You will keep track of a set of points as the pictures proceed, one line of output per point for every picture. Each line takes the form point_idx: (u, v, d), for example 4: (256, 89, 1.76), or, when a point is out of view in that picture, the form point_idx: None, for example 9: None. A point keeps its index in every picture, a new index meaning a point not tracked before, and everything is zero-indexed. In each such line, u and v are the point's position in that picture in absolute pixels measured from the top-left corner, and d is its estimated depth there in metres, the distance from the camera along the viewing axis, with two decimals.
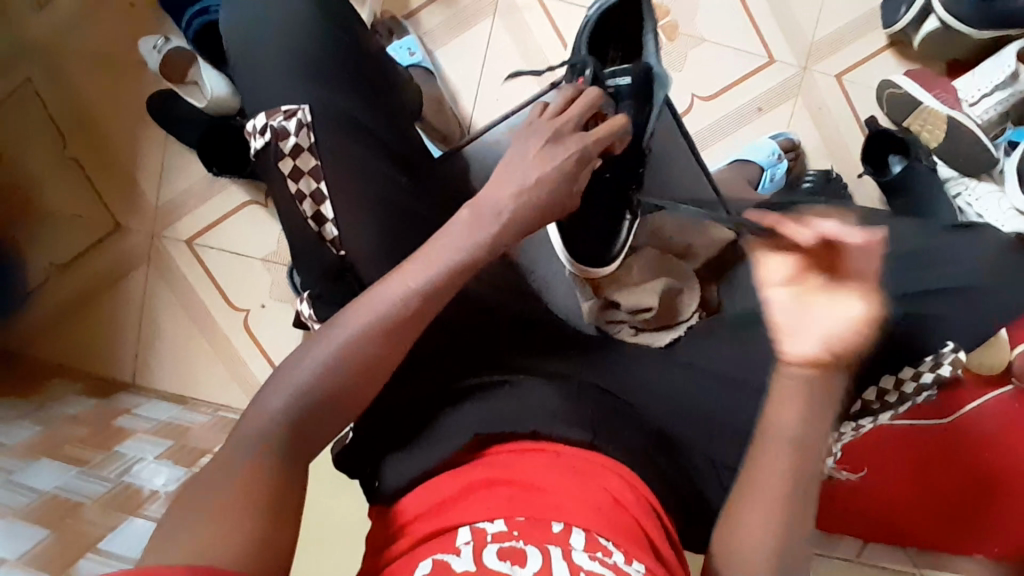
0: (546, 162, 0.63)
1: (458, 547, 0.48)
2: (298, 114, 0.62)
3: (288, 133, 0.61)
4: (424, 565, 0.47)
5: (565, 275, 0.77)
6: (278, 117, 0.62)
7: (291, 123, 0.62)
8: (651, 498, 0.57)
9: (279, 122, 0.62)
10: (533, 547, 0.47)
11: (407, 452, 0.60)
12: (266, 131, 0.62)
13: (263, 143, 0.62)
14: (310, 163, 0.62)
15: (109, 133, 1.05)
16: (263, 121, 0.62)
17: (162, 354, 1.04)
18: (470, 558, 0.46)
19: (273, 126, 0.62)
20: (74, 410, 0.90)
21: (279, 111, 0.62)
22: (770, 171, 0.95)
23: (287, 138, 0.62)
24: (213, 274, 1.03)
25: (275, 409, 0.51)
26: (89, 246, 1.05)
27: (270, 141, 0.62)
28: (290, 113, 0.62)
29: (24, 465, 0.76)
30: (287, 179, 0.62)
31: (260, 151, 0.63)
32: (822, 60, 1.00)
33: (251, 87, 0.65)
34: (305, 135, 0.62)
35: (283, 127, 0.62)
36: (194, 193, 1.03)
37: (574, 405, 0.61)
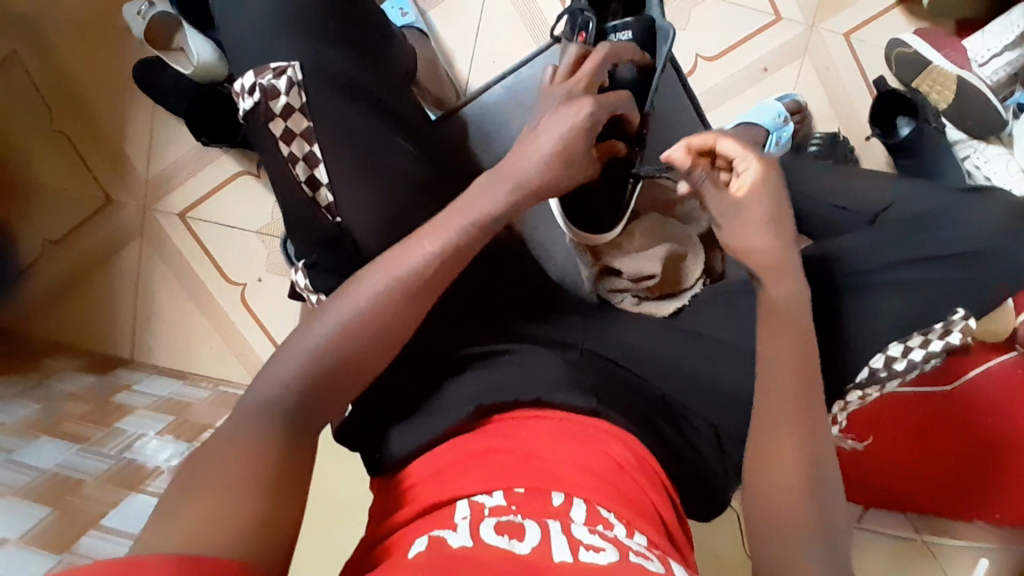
0: (554, 118, 0.61)
1: (455, 522, 0.46)
2: (288, 72, 0.59)
3: (279, 91, 0.59)
4: (420, 541, 0.45)
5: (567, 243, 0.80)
6: (267, 75, 0.59)
7: (281, 82, 0.59)
8: (658, 468, 0.57)
9: (269, 80, 0.59)
10: (532, 521, 0.45)
11: (414, 421, 0.59)
12: (256, 90, 0.59)
13: (251, 103, 0.59)
14: (302, 124, 0.60)
15: (95, 104, 1.02)
16: (252, 79, 0.59)
17: (159, 330, 1.03)
18: (467, 533, 0.44)
19: (262, 85, 0.59)
20: (72, 387, 0.89)
21: (269, 68, 0.59)
22: (775, 134, 0.91)
23: (278, 98, 0.59)
24: (207, 246, 1.01)
25: (285, 378, 0.51)
26: (81, 221, 1.03)
27: (260, 101, 0.59)
28: (280, 71, 0.59)
29: (23, 443, 0.76)
30: (279, 141, 0.60)
31: (248, 112, 0.59)
32: (829, 18, 0.97)
33: (237, 50, 0.62)
34: (296, 95, 0.59)
35: (273, 87, 0.59)
36: (185, 165, 1.01)
37: (578, 374, 0.60)
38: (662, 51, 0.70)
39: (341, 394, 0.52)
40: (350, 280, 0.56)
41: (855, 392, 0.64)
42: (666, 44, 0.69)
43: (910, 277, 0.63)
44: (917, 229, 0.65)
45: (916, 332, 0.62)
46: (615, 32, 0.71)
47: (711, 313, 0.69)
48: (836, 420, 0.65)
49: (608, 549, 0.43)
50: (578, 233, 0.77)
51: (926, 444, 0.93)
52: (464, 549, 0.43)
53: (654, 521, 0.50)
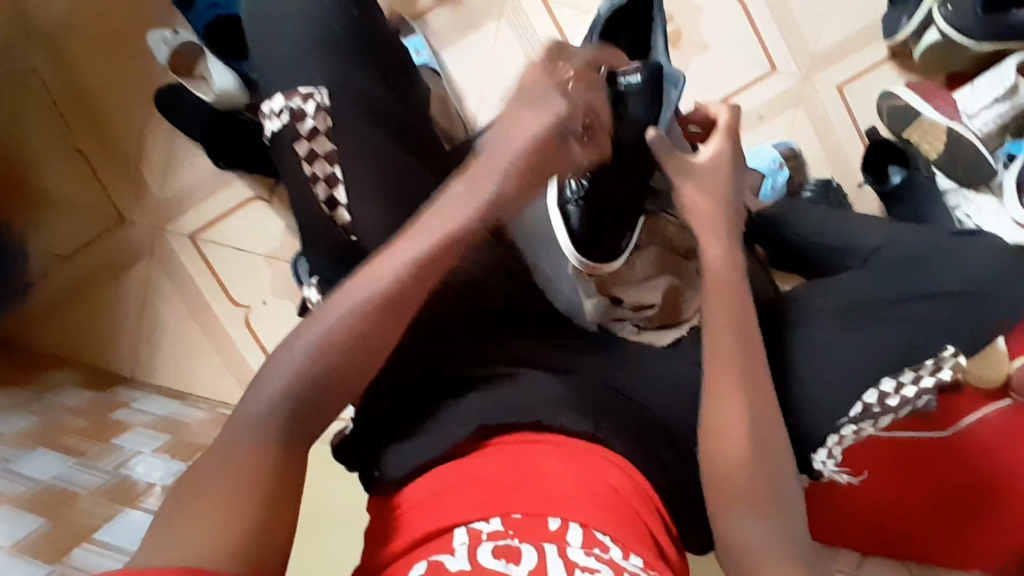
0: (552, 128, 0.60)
1: (454, 547, 0.47)
2: (315, 96, 0.63)
3: (307, 115, 0.63)
4: (420, 566, 0.47)
5: None
6: (295, 99, 0.63)
7: (308, 105, 0.63)
8: (654, 494, 0.57)
9: (297, 104, 0.63)
10: (528, 546, 0.47)
11: (415, 442, 0.60)
12: (285, 112, 0.63)
13: (280, 125, 0.63)
14: (326, 145, 0.63)
15: (114, 128, 1.05)
16: (281, 102, 0.63)
17: (161, 349, 1.03)
18: (465, 558, 0.46)
19: (291, 108, 0.63)
20: (72, 402, 0.89)
21: (297, 93, 0.63)
22: (771, 177, 0.95)
23: (304, 120, 0.63)
24: (214, 267, 1.03)
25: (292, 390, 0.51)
26: (92, 239, 1.05)
27: (288, 122, 0.63)
28: (307, 96, 0.63)
29: (20, 454, 0.76)
30: (302, 161, 0.63)
31: (277, 132, 0.64)
32: (824, 71, 1.02)
33: (265, 79, 0.66)
34: (322, 118, 0.63)
35: (301, 110, 0.63)
36: (199, 188, 1.03)
37: (576, 397, 0.61)
38: (670, 96, 0.75)
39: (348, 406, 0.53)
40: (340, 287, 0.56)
41: (850, 426, 0.64)
42: (676, 89, 0.75)
43: (897, 317, 0.65)
44: (906, 271, 0.67)
45: (908, 368, 0.64)
46: (626, 75, 0.69)
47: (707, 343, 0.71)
48: (831, 453, 0.65)
49: (603, 571, 0.45)
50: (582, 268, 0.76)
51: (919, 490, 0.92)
52: (463, 574, 0.45)
53: (650, 542, 0.51)
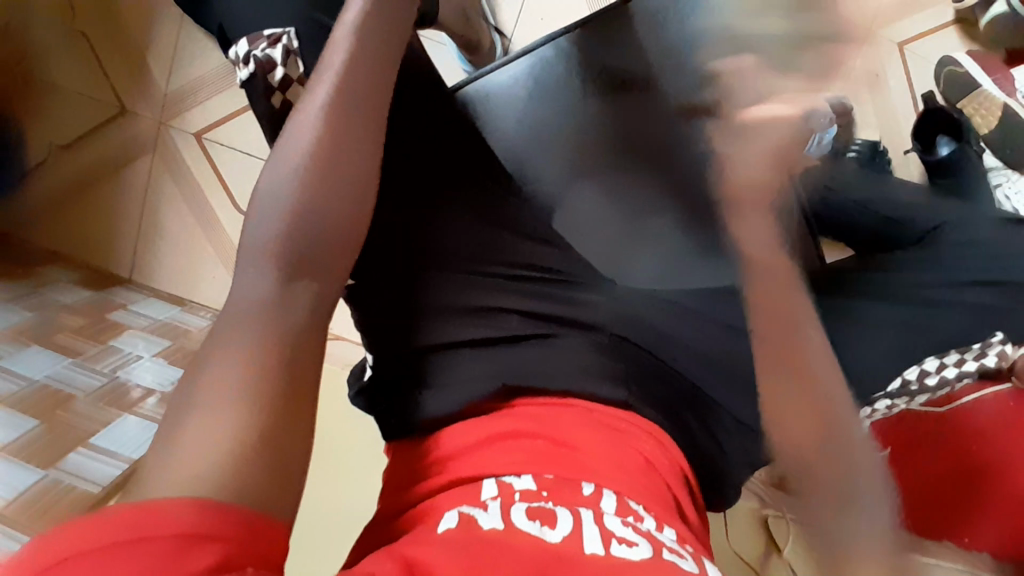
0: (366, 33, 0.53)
1: (484, 502, 0.45)
2: (282, 40, 0.61)
3: (275, 61, 0.60)
4: (450, 516, 0.44)
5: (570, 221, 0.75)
6: (262, 45, 0.61)
7: (275, 51, 0.60)
8: (686, 465, 0.56)
9: (263, 50, 0.60)
10: (564, 508, 0.44)
11: (440, 386, 0.57)
12: (252, 62, 0.60)
13: (247, 74, 0.60)
14: (298, 92, 0.59)
15: (121, 11, 0.98)
16: (248, 51, 0.61)
17: (162, 253, 0.99)
18: (497, 514, 0.43)
19: (257, 55, 0.60)
20: (68, 300, 0.86)
21: (263, 38, 0.61)
22: (821, 131, 0.88)
23: (273, 68, 0.60)
24: (222, 171, 0.97)
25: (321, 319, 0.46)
26: (92, 129, 0.99)
27: (256, 71, 0.60)
28: (274, 40, 0.61)
29: (14, 350, 0.73)
30: (276, 110, 0.60)
31: (246, 82, 0.61)
32: (885, 27, 0.96)
33: None
34: (292, 62, 0.60)
35: (267, 56, 0.60)
36: (207, 83, 0.97)
37: (604, 359, 0.58)
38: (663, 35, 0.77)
39: None
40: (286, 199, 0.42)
41: (885, 400, 0.63)
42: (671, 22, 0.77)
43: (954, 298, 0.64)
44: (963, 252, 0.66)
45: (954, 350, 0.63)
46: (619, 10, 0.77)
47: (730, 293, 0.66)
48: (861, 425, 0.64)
49: (643, 544, 0.42)
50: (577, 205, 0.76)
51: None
52: (495, 532, 0.42)
53: (680, 515, 0.50)
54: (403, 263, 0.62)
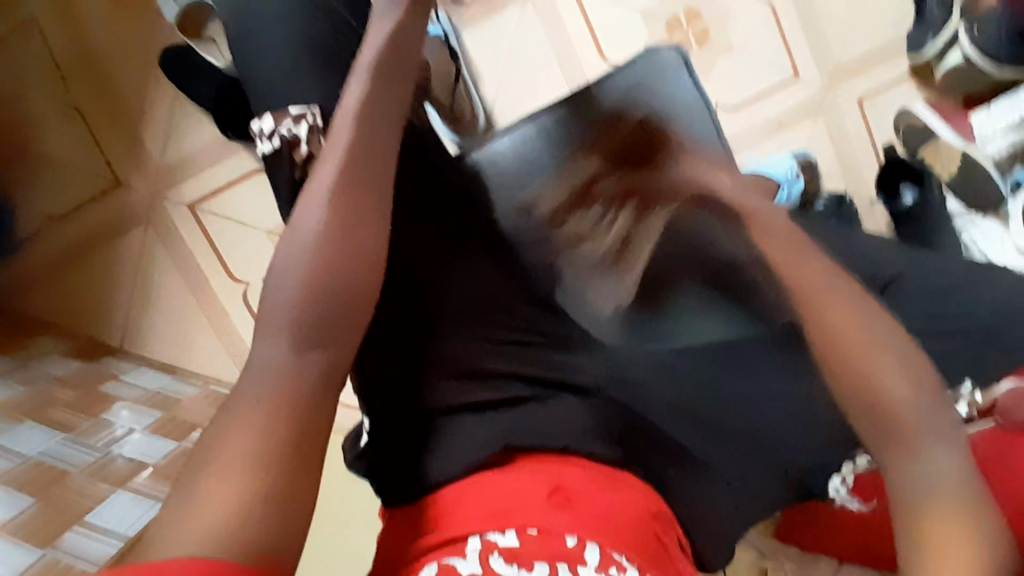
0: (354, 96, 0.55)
1: (466, 553, 0.50)
2: (307, 118, 0.62)
3: (300, 138, 0.61)
4: (432, 568, 0.50)
5: (576, 288, 0.74)
6: (286, 121, 0.62)
7: (300, 128, 0.61)
8: (669, 507, 0.59)
9: (289, 127, 0.61)
10: (543, 563, 0.49)
11: (441, 449, 0.58)
12: (277, 138, 0.61)
13: (271, 147, 0.62)
14: None
15: (113, 86, 1.00)
16: (272, 125, 0.62)
17: (153, 321, 1.00)
18: (477, 561, 0.49)
19: (283, 133, 0.61)
20: (59, 372, 0.86)
21: (288, 114, 0.62)
22: (787, 186, 0.94)
23: (299, 146, 0.61)
24: (214, 240, 0.99)
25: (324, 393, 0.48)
26: (85, 201, 1.01)
27: (282, 148, 0.61)
28: (299, 118, 0.62)
29: (7, 428, 0.73)
30: (299, 186, 0.62)
31: (269, 154, 0.62)
32: (847, 83, 1.01)
33: None
34: (315, 140, 0.61)
35: (294, 134, 0.61)
36: (201, 156, 0.99)
37: (601, 418, 0.61)
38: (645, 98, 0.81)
39: None
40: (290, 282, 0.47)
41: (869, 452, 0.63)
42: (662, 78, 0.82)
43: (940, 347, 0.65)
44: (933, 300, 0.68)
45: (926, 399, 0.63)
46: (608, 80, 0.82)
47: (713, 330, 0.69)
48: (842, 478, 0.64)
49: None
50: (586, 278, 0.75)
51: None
52: None
53: (661, 559, 0.54)
54: (406, 331, 0.63)
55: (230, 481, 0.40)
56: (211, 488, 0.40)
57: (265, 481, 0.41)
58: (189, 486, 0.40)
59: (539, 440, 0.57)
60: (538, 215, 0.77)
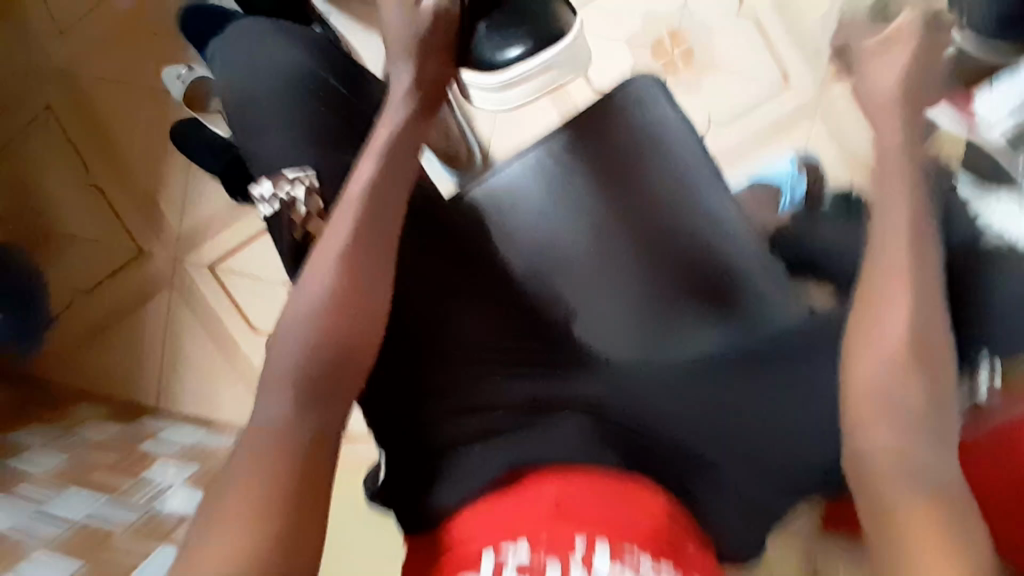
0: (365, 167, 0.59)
1: (479, 567, 0.51)
2: (304, 180, 0.60)
3: (298, 200, 0.60)
4: None
5: (591, 328, 0.73)
6: (283, 184, 0.60)
7: (297, 190, 0.60)
8: (688, 517, 0.60)
9: (286, 190, 0.60)
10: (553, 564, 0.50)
11: (449, 479, 0.60)
12: (275, 202, 0.60)
13: (271, 211, 0.60)
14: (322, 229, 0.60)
15: (126, 160, 1.06)
16: (269, 189, 0.60)
17: (184, 377, 1.04)
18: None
19: (280, 196, 0.60)
20: (99, 436, 0.91)
21: (284, 177, 0.60)
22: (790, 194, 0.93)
23: (298, 207, 0.60)
24: (234, 295, 1.04)
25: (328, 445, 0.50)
26: (112, 271, 1.07)
27: (281, 211, 0.60)
28: (295, 180, 0.60)
29: (55, 494, 0.78)
30: (301, 247, 0.60)
31: (269, 218, 0.61)
32: (840, 82, 1.00)
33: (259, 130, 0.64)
34: (314, 200, 0.60)
35: (292, 197, 0.60)
36: (214, 218, 1.04)
37: (601, 434, 0.62)
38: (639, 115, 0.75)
39: None
40: (298, 343, 0.50)
41: None
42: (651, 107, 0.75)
43: None
44: None
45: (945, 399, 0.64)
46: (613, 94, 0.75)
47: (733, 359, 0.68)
48: None
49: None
50: (596, 319, 0.74)
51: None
52: None
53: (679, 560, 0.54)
54: (416, 375, 0.66)
55: (252, 520, 0.44)
56: (234, 525, 0.43)
57: (282, 514, 0.44)
58: (204, 544, 0.43)
59: (538, 456, 0.59)
60: (543, 257, 0.75)
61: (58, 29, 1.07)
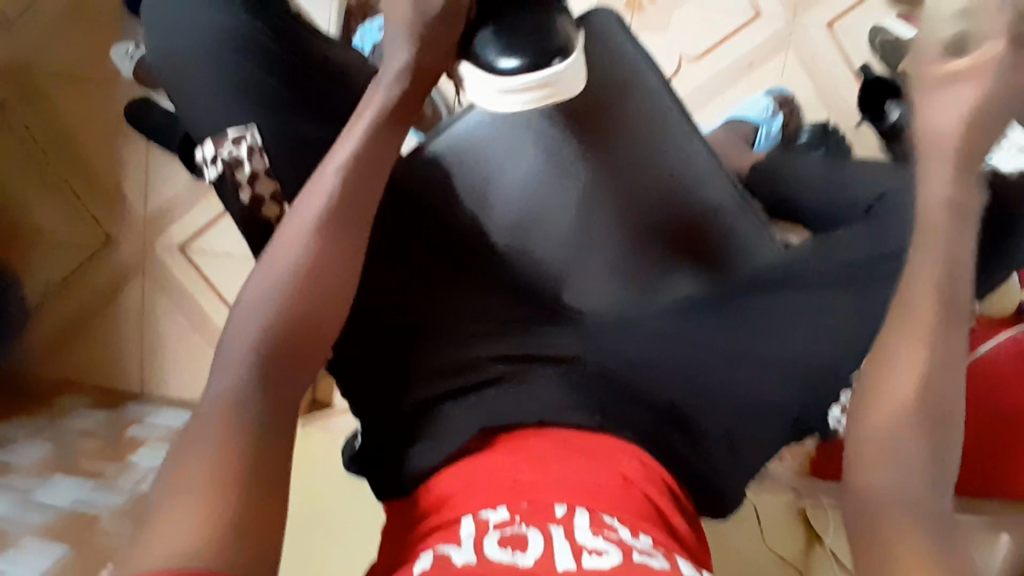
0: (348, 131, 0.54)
1: (460, 537, 0.45)
2: (246, 139, 0.60)
3: (241, 161, 0.60)
4: (424, 558, 0.44)
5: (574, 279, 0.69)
6: (226, 145, 0.60)
7: (241, 150, 0.60)
8: (667, 476, 0.56)
9: (229, 151, 0.60)
10: (535, 529, 0.45)
11: (425, 442, 0.57)
12: (219, 163, 0.60)
13: (216, 174, 0.60)
14: (270, 188, 0.61)
15: (86, 148, 1.05)
16: (212, 151, 0.60)
17: (166, 362, 1.05)
18: (470, 548, 0.43)
19: (223, 157, 0.59)
20: (85, 425, 0.91)
21: (226, 138, 0.60)
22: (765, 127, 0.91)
23: (241, 168, 0.60)
24: (207, 276, 1.04)
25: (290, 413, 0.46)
26: (85, 262, 1.07)
27: (225, 172, 0.60)
28: (238, 139, 0.60)
29: (40, 483, 0.77)
30: (249, 207, 0.61)
31: (215, 181, 0.61)
32: (810, 10, 0.97)
33: (191, 91, 0.61)
34: (258, 159, 0.60)
35: (235, 157, 0.60)
36: (179, 201, 1.04)
37: (577, 393, 0.59)
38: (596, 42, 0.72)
39: None
40: (263, 313, 0.44)
41: None
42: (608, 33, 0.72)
43: None
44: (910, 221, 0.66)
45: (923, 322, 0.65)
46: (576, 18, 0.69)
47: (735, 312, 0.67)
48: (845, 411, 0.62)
49: (611, 552, 0.43)
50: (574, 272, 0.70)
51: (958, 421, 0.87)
52: (469, 567, 0.41)
53: (660, 523, 0.50)
54: (383, 334, 0.65)
55: None
56: (181, 509, 0.36)
57: (237, 498, 0.37)
58: None
59: (513, 415, 0.56)
60: (512, 206, 0.70)
61: None
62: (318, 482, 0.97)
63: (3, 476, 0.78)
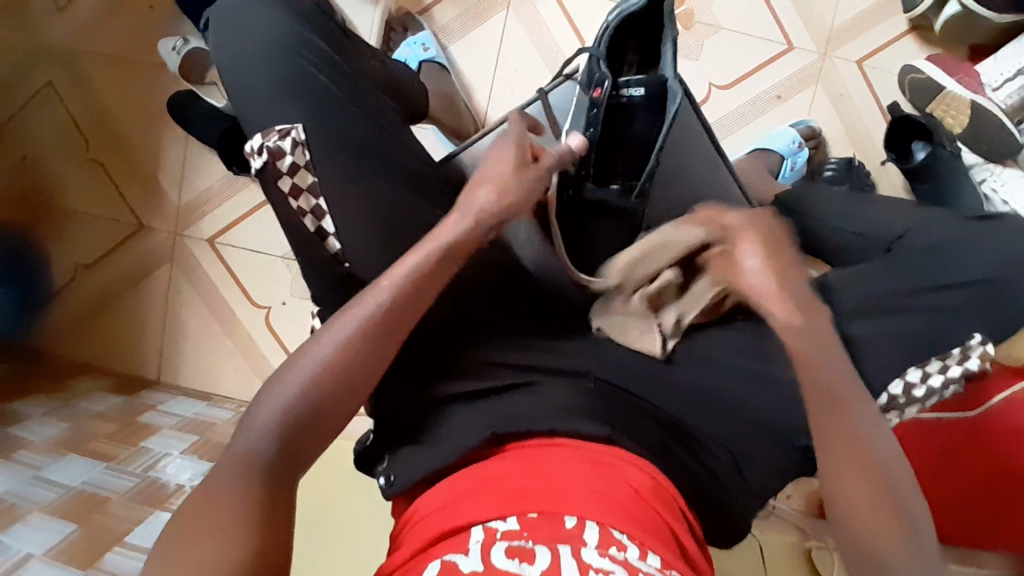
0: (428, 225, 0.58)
1: (468, 547, 0.45)
2: (292, 133, 0.61)
3: (284, 152, 0.60)
4: (433, 566, 0.45)
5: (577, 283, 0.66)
6: (273, 136, 0.60)
7: (285, 142, 0.60)
8: (679, 497, 0.57)
9: (274, 141, 0.60)
10: (542, 546, 0.44)
11: (430, 446, 0.58)
12: (262, 152, 0.60)
13: (260, 164, 0.60)
14: (309, 179, 0.61)
15: (125, 135, 1.08)
16: (258, 141, 0.60)
17: (184, 351, 1.08)
18: (479, 557, 0.44)
19: (268, 146, 0.60)
20: (100, 408, 0.93)
21: (273, 130, 0.61)
22: (790, 159, 0.93)
23: (284, 157, 0.60)
24: (233, 268, 1.06)
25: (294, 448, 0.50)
26: (114, 248, 1.09)
27: (267, 161, 0.60)
28: (284, 133, 0.61)
29: (51, 461, 0.78)
30: (287, 197, 0.61)
31: (258, 171, 0.61)
32: (842, 46, 0.99)
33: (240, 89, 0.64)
34: (301, 153, 0.61)
35: (278, 147, 0.60)
36: (213, 193, 1.06)
37: (586, 401, 0.59)
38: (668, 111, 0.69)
39: (340, 415, 0.53)
40: (293, 385, 0.51)
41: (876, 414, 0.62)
42: (675, 104, 0.68)
43: (945, 299, 0.64)
44: (930, 256, 0.67)
45: (934, 357, 0.63)
46: (628, 87, 0.69)
47: (744, 336, 0.66)
48: None
49: (619, 572, 0.43)
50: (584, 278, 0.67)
51: (965, 466, 0.87)
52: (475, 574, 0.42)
53: (670, 542, 0.49)
54: None
55: None
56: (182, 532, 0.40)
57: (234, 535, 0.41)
58: None
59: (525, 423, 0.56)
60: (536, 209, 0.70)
61: (56, 3, 1.08)
62: (321, 481, 0.97)
63: (15, 452, 0.79)
